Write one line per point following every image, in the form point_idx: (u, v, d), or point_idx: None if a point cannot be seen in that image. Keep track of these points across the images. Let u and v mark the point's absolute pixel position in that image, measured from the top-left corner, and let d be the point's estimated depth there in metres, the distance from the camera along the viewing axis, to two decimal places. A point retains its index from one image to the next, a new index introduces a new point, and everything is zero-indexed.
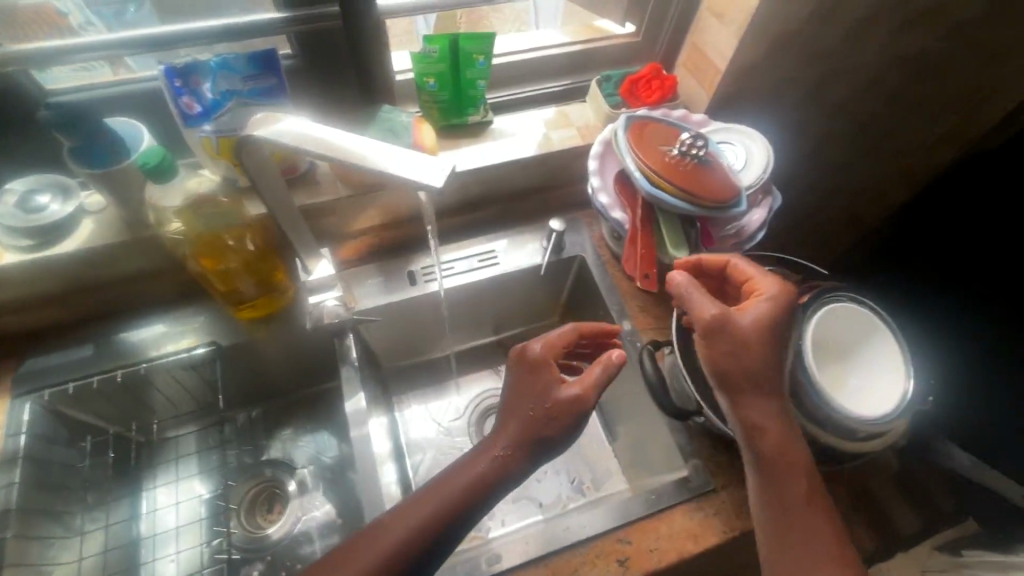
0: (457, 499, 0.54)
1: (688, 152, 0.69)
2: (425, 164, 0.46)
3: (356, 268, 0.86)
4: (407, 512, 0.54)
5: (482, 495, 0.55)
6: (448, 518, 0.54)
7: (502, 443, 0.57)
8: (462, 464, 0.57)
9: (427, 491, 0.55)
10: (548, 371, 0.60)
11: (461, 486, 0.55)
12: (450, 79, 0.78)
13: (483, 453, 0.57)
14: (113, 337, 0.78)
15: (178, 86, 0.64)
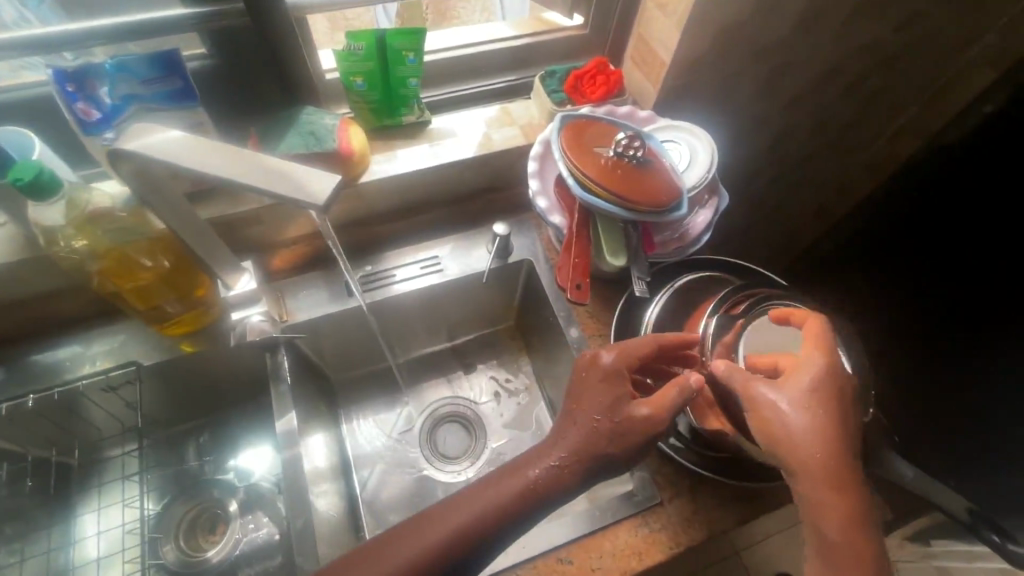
0: (497, 510, 0.53)
1: (626, 153, 0.65)
2: (310, 178, 0.42)
3: (291, 278, 0.81)
4: (438, 518, 0.53)
5: (527, 510, 0.53)
6: (482, 533, 0.52)
7: (555, 452, 0.55)
8: (507, 475, 0.55)
9: (464, 499, 0.54)
10: (621, 385, 0.57)
11: (498, 497, 0.53)
12: (380, 78, 0.73)
13: (527, 463, 0.56)
14: (26, 359, 0.73)
15: (72, 91, 0.59)
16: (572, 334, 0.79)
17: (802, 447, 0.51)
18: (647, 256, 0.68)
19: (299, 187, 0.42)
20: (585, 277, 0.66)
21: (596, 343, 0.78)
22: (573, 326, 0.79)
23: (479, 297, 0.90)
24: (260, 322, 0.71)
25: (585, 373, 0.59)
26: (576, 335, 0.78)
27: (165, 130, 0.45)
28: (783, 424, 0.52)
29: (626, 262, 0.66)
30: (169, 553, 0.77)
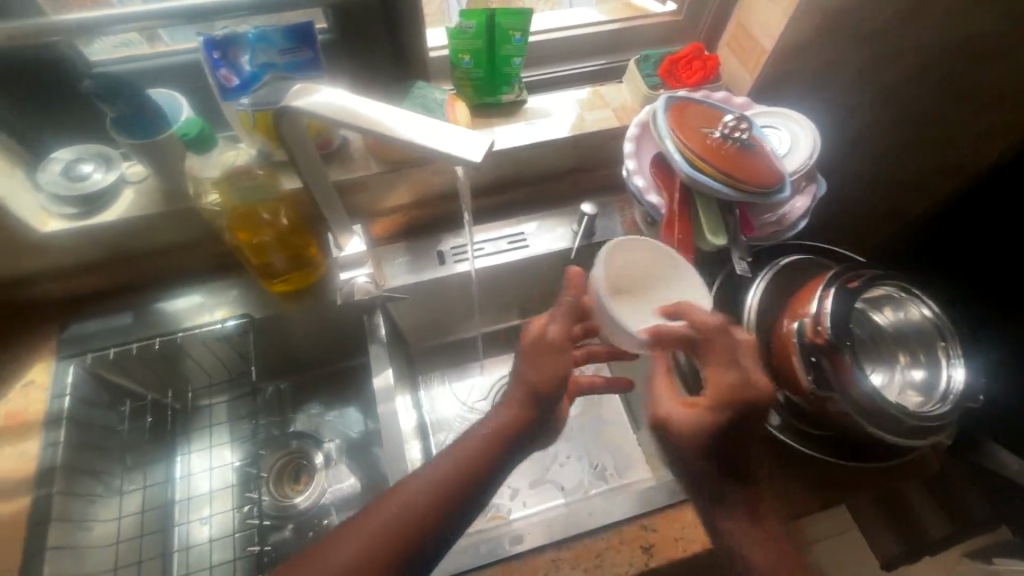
0: (450, 481, 0.54)
1: (731, 134, 0.66)
2: (461, 137, 0.45)
3: (386, 246, 0.86)
4: (403, 496, 0.53)
5: (483, 469, 0.55)
6: (445, 500, 0.53)
7: (489, 426, 0.57)
8: (454, 448, 0.56)
9: (417, 476, 0.54)
10: (564, 349, 0.59)
11: (453, 464, 0.55)
12: (486, 57, 0.76)
13: (473, 429, 0.57)
14: (150, 307, 0.80)
15: (217, 58, 0.65)
16: None
17: (688, 463, 0.58)
18: (746, 239, 0.68)
19: (453, 146, 0.45)
20: (687, 253, 0.67)
21: None
22: None
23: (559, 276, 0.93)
24: (365, 284, 0.75)
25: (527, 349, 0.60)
26: None
27: (325, 90, 0.49)
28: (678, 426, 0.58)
29: (726, 242, 0.66)
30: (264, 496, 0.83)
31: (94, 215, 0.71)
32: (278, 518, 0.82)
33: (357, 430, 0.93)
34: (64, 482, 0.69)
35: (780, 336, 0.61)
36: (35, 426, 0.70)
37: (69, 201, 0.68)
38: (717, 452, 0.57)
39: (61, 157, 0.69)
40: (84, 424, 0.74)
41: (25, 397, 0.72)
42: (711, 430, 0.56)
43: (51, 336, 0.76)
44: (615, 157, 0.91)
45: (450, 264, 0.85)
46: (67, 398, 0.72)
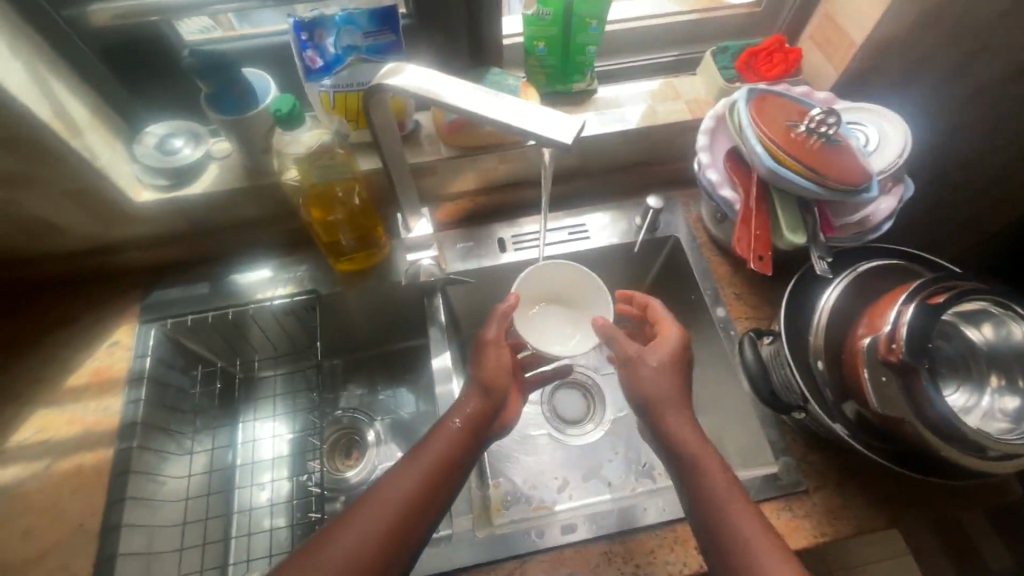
0: (429, 476, 0.60)
1: (815, 129, 0.63)
2: (551, 120, 0.45)
3: (448, 231, 0.86)
4: (390, 490, 0.58)
5: (456, 462, 0.62)
6: (428, 489, 0.59)
7: (458, 422, 0.65)
8: (432, 441, 0.63)
9: (398, 473, 0.60)
10: (505, 352, 0.70)
11: (432, 458, 0.61)
12: (561, 45, 0.76)
13: (445, 425, 0.64)
14: (225, 278, 0.83)
15: (305, 40, 0.67)
16: (718, 314, 0.79)
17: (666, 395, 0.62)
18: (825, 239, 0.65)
19: (543, 128, 0.45)
20: (765, 250, 0.64)
21: (743, 326, 0.78)
22: (720, 305, 0.79)
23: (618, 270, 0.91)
24: (429, 265, 0.76)
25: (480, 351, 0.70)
26: (722, 315, 0.78)
27: (417, 69, 0.50)
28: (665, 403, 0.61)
29: (806, 241, 0.63)
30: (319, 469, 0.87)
31: (182, 188, 0.74)
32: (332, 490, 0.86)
33: (409, 411, 0.94)
34: (143, 437, 0.73)
35: (851, 347, 0.57)
36: (119, 383, 0.76)
37: (161, 173, 0.72)
38: (692, 442, 0.59)
39: (155, 131, 0.73)
40: (162, 384, 0.78)
41: (111, 356, 0.78)
42: (668, 400, 0.61)
43: (136, 300, 0.81)
44: (683, 152, 0.89)
45: (510, 252, 0.85)
46: (148, 358, 0.77)
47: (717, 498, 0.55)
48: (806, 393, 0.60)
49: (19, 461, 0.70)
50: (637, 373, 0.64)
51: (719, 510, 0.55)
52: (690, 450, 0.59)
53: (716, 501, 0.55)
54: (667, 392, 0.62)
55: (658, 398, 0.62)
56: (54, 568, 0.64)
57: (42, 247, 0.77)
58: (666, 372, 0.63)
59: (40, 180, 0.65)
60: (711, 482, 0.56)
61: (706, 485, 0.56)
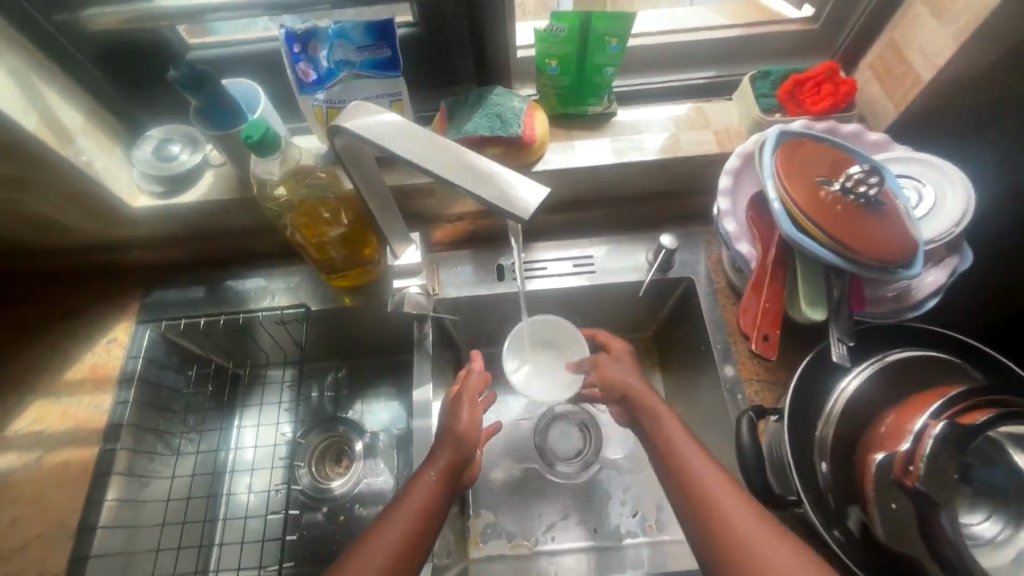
0: (410, 530, 0.54)
1: (853, 188, 0.54)
2: (519, 184, 0.39)
3: (447, 253, 0.82)
4: (371, 553, 0.51)
5: (436, 512, 0.57)
6: (409, 544, 0.53)
7: (433, 470, 0.60)
8: (409, 493, 0.57)
9: (375, 532, 0.53)
10: (472, 407, 0.66)
11: (411, 511, 0.55)
12: (576, 64, 0.69)
13: (426, 470, 0.59)
14: (223, 284, 0.83)
15: (297, 52, 0.63)
16: (725, 372, 0.71)
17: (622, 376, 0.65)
18: (853, 315, 0.57)
19: (508, 196, 0.39)
20: (772, 329, 0.56)
21: (751, 389, 0.70)
22: (729, 363, 0.72)
23: (626, 307, 0.85)
24: (416, 294, 0.72)
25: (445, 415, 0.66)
26: (729, 374, 0.71)
27: (380, 111, 0.46)
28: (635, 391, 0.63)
29: (824, 317, 0.56)
30: (305, 477, 0.85)
31: (177, 195, 0.74)
32: (314, 499, 0.84)
33: (401, 427, 0.90)
34: (130, 440, 0.75)
35: (865, 450, 0.49)
36: (111, 382, 0.77)
37: (157, 179, 0.72)
38: (664, 420, 0.59)
39: (153, 136, 0.73)
40: (153, 385, 0.79)
41: (107, 353, 0.79)
42: (635, 387, 0.64)
43: (137, 298, 0.83)
44: (709, 185, 0.80)
45: (509, 282, 0.80)
46: (140, 359, 0.78)
47: (695, 471, 0.52)
48: (804, 495, 0.52)
49: (12, 450, 0.72)
50: (604, 370, 0.67)
51: (695, 483, 0.52)
52: (661, 426, 0.58)
53: (693, 476, 0.52)
54: (631, 383, 0.64)
55: (627, 388, 0.64)
56: (31, 562, 0.66)
57: (51, 242, 0.79)
58: (629, 369, 0.67)
59: (35, 183, 0.65)
60: (684, 455, 0.54)
61: (681, 458, 0.54)
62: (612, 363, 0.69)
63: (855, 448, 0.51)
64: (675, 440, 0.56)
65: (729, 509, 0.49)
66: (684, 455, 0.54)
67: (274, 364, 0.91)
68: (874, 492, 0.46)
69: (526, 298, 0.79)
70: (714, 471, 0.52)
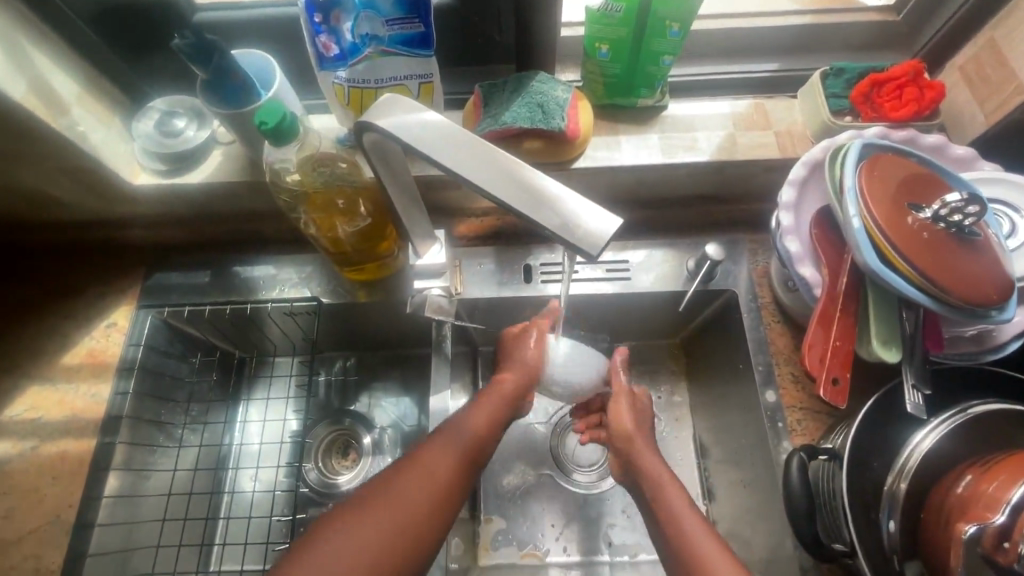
0: (466, 451, 0.54)
1: (946, 217, 0.48)
2: (588, 214, 0.35)
3: (470, 248, 0.76)
4: (430, 462, 0.51)
5: (491, 440, 0.57)
6: (464, 464, 0.53)
7: (492, 399, 0.59)
8: (464, 417, 0.57)
9: (434, 445, 0.53)
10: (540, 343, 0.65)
11: (470, 431, 0.55)
12: (629, 50, 0.61)
13: (487, 394, 0.60)
14: (230, 269, 0.78)
15: (317, 22, 0.55)
16: (767, 398, 0.66)
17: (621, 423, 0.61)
18: (929, 357, 0.51)
19: (576, 226, 0.35)
20: (842, 371, 0.51)
21: (794, 418, 0.65)
22: (771, 387, 0.67)
23: (659, 316, 0.79)
24: (438, 296, 0.67)
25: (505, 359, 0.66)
26: (771, 400, 0.66)
27: (417, 108, 0.40)
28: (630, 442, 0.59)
29: (898, 359, 0.50)
30: (311, 471, 0.81)
31: (182, 174, 0.68)
32: (320, 495, 0.80)
33: (411, 424, 0.85)
34: (130, 432, 0.71)
35: (939, 508, 0.45)
36: (110, 370, 0.72)
37: (161, 156, 0.66)
38: (648, 462, 0.57)
39: (157, 107, 0.68)
40: (155, 374, 0.75)
41: (106, 338, 0.74)
42: (634, 442, 0.59)
43: (138, 280, 0.77)
44: (761, 191, 0.73)
45: (536, 284, 0.74)
46: (141, 348, 0.73)
47: (670, 512, 0.51)
48: (854, 541, 0.49)
49: (7, 437, 0.68)
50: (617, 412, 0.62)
51: (672, 526, 0.50)
52: (642, 467, 0.56)
53: (669, 521, 0.50)
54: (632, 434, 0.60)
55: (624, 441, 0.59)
56: (26, 557, 0.62)
57: (47, 217, 0.74)
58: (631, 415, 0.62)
59: (25, 156, 0.59)
60: (662, 492, 0.53)
61: (658, 499, 0.53)
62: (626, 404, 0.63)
63: (925, 503, 0.47)
64: (658, 481, 0.54)
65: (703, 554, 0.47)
66: (664, 497, 0.52)
67: (280, 353, 0.87)
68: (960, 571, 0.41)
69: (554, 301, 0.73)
70: (694, 516, 0.50)
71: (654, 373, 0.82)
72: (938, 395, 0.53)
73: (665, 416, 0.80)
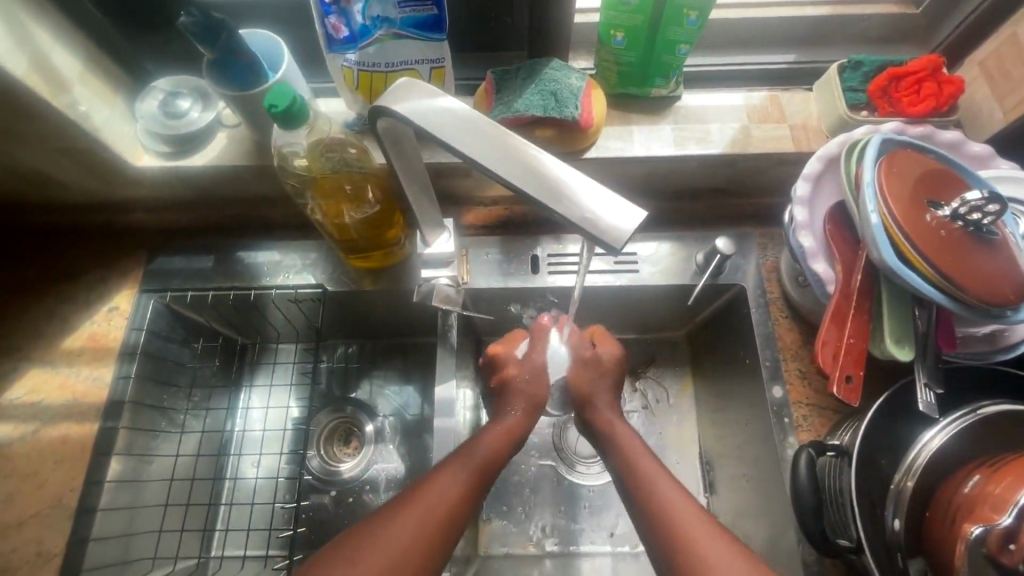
0: (464, 491, 0.50)
1: (965, 214, 0.47)
2: (607, 207, 0.34)
3: (477, 237, 0.76)
4: (424, 505, 0.47)
5: (488, 480, 0.53)
6: (460, 505, 0.49)
7: (491, 435, 0.56)
8: (461, 459, 0.52)
9: (428, 486, 0.49)
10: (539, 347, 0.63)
11: (468, 472, 0.51)
12: (645, 38, 0.60)
13: (487, 433, 0.56)
14: (233, 255, 0.77)
15: (326, 3, 0.54)
16: (773, 394, 0.66)
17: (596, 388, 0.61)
18: (941, 356, 0.51)
19: (594, 220, 0.34)
20: (856, 369, 0.50)
21: (799, 414, 0.65)
22: (777, 383, 0.66)
23: (666, 310, 0.78)
24: (445, 286, 0.67)
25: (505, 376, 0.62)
26: (777, 396, 0.66)
27: (433, 93, 0.39)
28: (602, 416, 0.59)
29: (910, 358, 0.50)
30: (314, 459, 0.81)
31: (187, 156, 0.67)
32: (323, 482, 0.80)
33: (413, 413, 0.85)
34: (131, 417, 0.71)
35: (946, 507, 0.45)
36: (112, 354, 0.71)
37: (165, 138, 0.65)
38: (623, 437, 0.56)
39: (161, 87, 0.66)
40: (157, 358, 0.74)
41: (108, 322, 0.73)
42: (602, 415, 0.59)
43: (140, 264, 0.76)
44: (772, 185, 0.73)
45: (543, 275, 0.74)
46: (143, 332, 0.72)
47: (645, 483, 0.50)
48: (860, 536, 0.49)
49: (8, 420, 0.67)
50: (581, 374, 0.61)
51: (648, 496, 0.49)
52: (618, 443, 0.55)
53: (644, 493, 0.49)
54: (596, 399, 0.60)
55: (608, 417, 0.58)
56: (28, 541, 0.62)
57: (48, 198, 0.73)
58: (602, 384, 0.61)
59: (26, 135, 0.57)
60: (639, 466, 0.52)
61: (633, 471, 0.52)
62: (591, 368, 0.62)
63: (931, 502, 0.46)
64: (633, 456, 0.53)
65: (684, 524, 0.46)
66: (640, 471, 0.51)
67: (283, 340, 0.86)
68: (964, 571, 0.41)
69: (562, 293, 0.73)
70: (670, 487, 0.49)
71: (658, 366, 0.82)
72: (948, 394, 0.53)
73: (669, 410, 0.80)
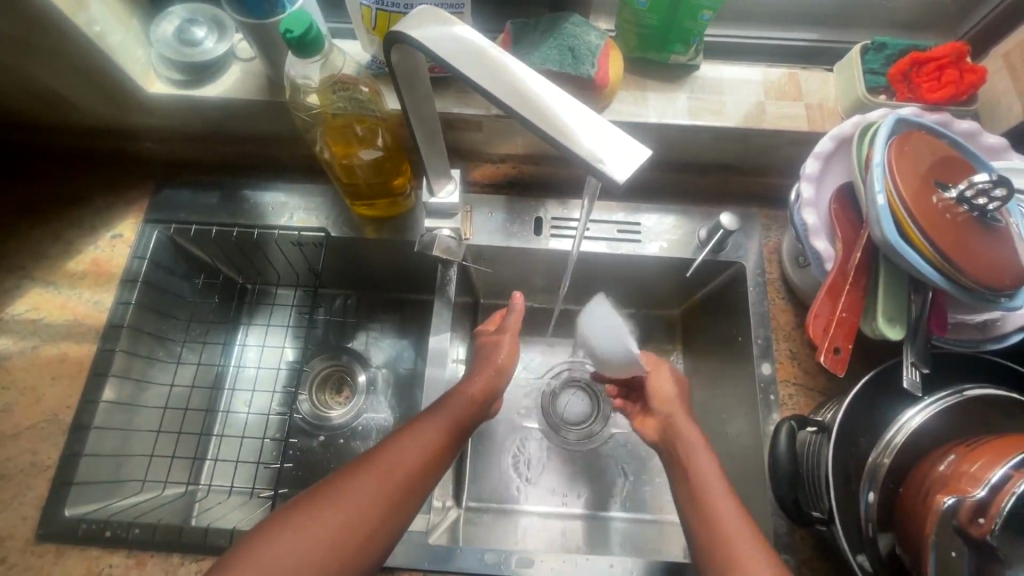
0: (431, 447, 0.52)
1: (971, 198, 0.47)
2: (615, 150, 0.34)
3: (481, 194, 0.76)
4: (384, 466, 0.49)
5: (454, 446, 0.55)
6: (424, 462, 0.51)
7: (454, 406, 0.56)
8: (425, 421, 0.54)
9: (392, 445, 0.51)
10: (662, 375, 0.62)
11: (443, 424, 0.54)
12: (668, 4, 0.59)
13: (456, 393, 0.57)
14: (239, 192, 0.77)
15: None
16: (762, 370, 0.66)
17: (668, 392, 0.60)
18: (930, 339, 0.52)
19: (598, 159, 0.34)
20: (845, 341, 0.51)
21: (786, 392, 0.66)
22: (767, 361, 0.67)
23: (664, 284, 0.78)
24: (447, 237, 0.67)
25: (481, 355, 0.63)
26: (766, 372, 0.66)
27: (451, 21, 0.39)
28: (680, 423, 0.57)
29: (899, 337, 0.51)
30: (304, 404, 0.82)
31: (199, 85, 0.67)
32: (314, 427, 0.81)
33: (406, 365, 0.86)
34: (129, 342, 0.71)
35: (920, 482, 0.46)
36: (114, 280, 0.72)
37: (178, 65, 0.65)
38: (697, 449, 0.53)
39: (177, 14, 0.66)
40: (158, 289, 0.74)
41: (111, 249, 0.74)
42: (679, 416, 0.58)
43: (145, 195, 0.77)
44: (782, 164, 0.72)
45: (544, 238, 0.74)
46: (145, 262, 0.73)
47: (697, 486, 0.50)
48: (832, 507, 0.51)
49: (8, 334, 0.68)
50: (658, 388, 0.61)
51: (709, 514, 0.48)
52: (689, 456, 0.53)
53: (704, 501, 0.49)
54: (673, 409, 0.59)
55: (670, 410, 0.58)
56: (22, 452, 0.64)
57: (55, 119, 0.72)
58: (676, 396, 0.60)
59: (42, 48, 0.57)
60: (702, 475, 0.51)
61: (699, 482, 0.50)
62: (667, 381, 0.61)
63: (905, 478, 0.47)
64: (698, 466, 0.52)
65: (732, 536, 0.46)
66: (712, 499, 0.48)
67: (283, 285, 0.87)
68: (933, 540, 0.42)
69: (561, 255, 0.73)
70: (729, 501, 0.48)
71: (652, 340, 0.83)
72: (932, 378, 0.54)
73: None
